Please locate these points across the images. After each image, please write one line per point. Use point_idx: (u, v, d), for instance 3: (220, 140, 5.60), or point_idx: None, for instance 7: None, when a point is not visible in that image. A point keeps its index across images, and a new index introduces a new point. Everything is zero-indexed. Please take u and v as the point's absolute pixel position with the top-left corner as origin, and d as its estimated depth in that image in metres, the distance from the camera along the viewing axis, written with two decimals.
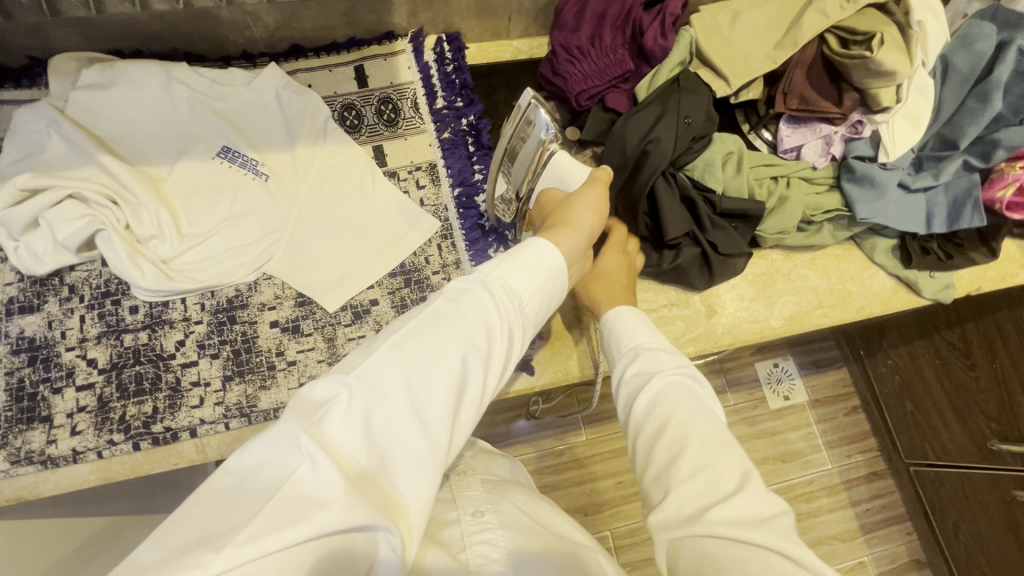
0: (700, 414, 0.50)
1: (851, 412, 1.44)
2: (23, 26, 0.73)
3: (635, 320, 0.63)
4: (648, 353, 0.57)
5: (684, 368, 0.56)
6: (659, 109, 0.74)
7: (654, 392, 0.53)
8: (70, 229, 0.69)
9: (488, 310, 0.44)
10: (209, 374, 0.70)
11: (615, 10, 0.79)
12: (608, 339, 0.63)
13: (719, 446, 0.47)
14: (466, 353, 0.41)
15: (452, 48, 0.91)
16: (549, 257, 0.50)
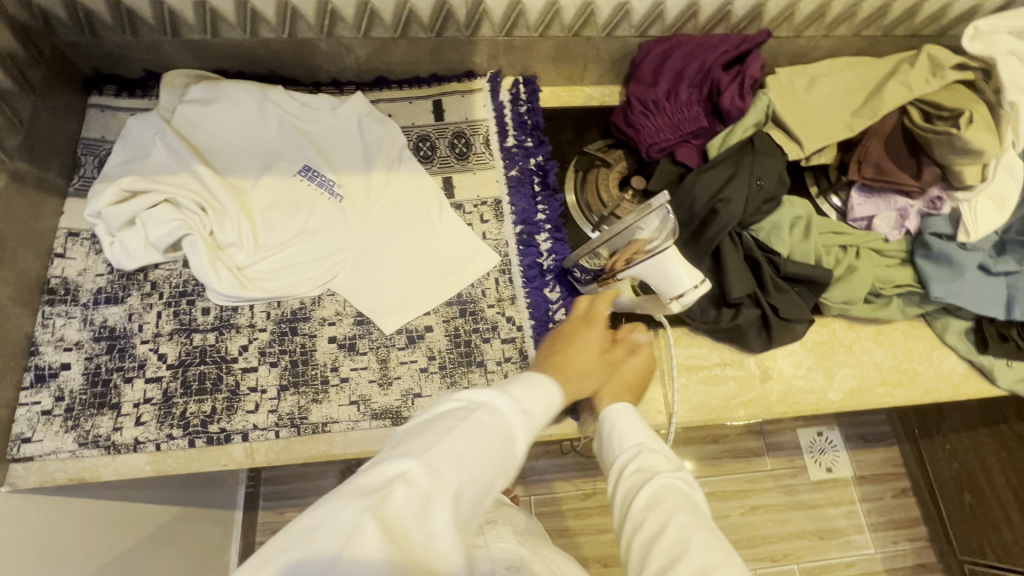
0: (702, 525, 0.50)
1: (899, 494, 1.35)
2: (146, 43, 0.81)
3: (631, 415, 0.62)
4: (649, 455, 0.57)
5: (680, 471, 0.56)
6: (731, 168, 0.74)
7: (653, 495, 0.53)
8: (161, 230, 0.74)
9: (520, 418, 0.47)
10: (267, 381, 0.73)
11: (694, 68, 0.80)
12: (604, 432, 0.62)
13: (724, 560, 0.46)
14: (500, 458, 0.44)
15: (527, 91, 0.94)
16: (553, 382, 0.54)
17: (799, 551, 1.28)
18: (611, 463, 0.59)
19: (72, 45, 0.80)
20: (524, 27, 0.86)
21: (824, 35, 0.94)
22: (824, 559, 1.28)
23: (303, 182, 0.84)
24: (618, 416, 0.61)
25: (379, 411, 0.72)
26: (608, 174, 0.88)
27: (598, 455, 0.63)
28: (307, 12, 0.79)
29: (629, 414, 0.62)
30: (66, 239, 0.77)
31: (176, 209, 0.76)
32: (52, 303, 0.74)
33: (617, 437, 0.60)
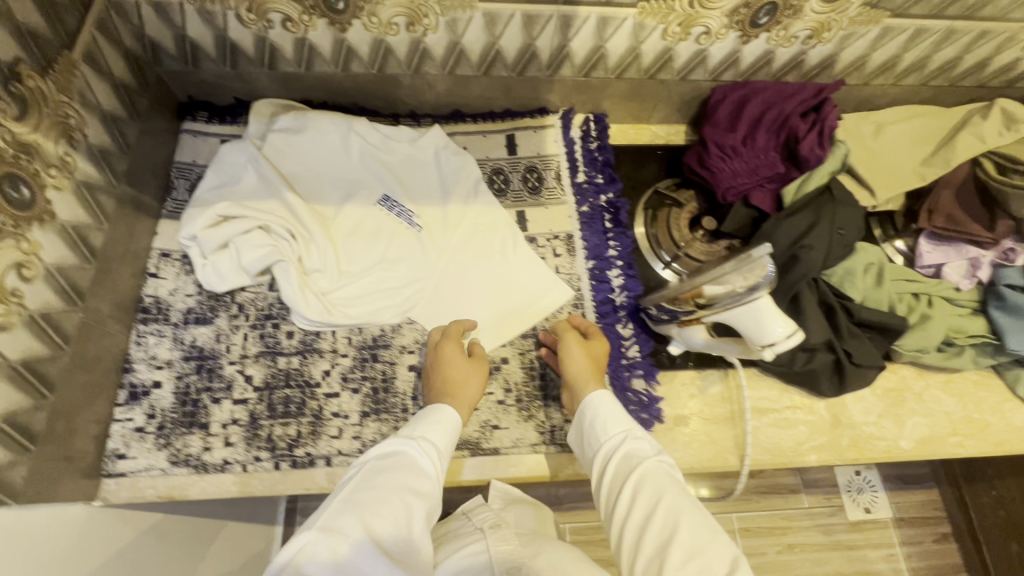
0: (686, 497, 0.58)
1: (939, 539, 1.33)
2: (243, 74, 0.85)
3: (614, 402, 0.69)
4: (634, 442, 0.65)
5: (662, 455, 0.64)
6: (813, 216, 0.76)
7: (641, 478, 0.60)
8: (254, 255, 0.77)
9: (411, 461, 0.59)
10: (349, 407, 0.74)
11: (772, 115, 0.81)
12: (587, 420, 0.68)
13: (705, 528, 0.55)
14: (409, 495, 0.56)
15: (598, 128, 0.96)
16: (450, 413, 0.67)
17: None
18: (595, 450, 0.67)
19: (173, 74, 0.84)
20: (603, 69, 0.88)
21: (894, 84, 0.95)
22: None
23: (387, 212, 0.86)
24: (602, 405, 0.68)
25: (459, 442, 0.74)
26: (679, 214, 0.90)
27: (581, 446, 0.70)
28: (400, 50, 0.82)
29: (609, 402, 0.69)
30: (159, 259, 0.80)
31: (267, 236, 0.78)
32: (145, 322, 0.76)
33: (602, 424, 0.67)
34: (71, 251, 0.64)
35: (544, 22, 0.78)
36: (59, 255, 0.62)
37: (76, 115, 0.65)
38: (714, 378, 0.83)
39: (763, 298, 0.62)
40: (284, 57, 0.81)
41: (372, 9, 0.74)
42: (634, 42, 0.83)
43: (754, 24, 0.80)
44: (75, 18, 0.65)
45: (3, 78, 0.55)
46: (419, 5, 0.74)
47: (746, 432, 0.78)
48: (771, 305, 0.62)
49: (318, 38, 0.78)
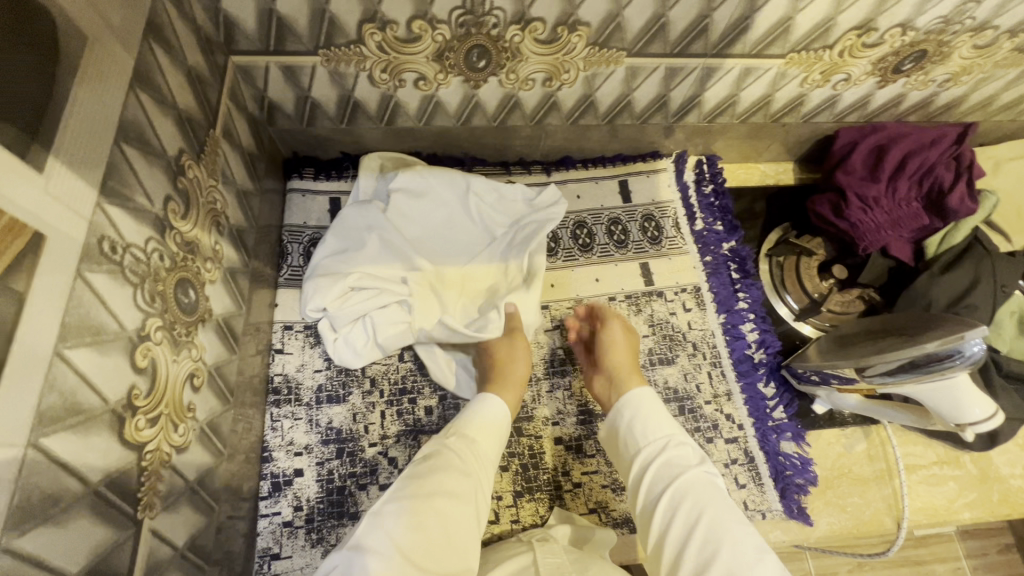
0: (732, 512, 0.53)
1: (1003, 550, 1.22)
2: (358, 131, 0.80)
3: (658, 404, 0.64)
4: (676, 449, 0.60)
5: (706, 465, 0.59)
6: (973, 272, 0.74)
7: (681, 490, 0.56)
8: (392, 332, 0.72)
9: (451, 455, 0.59)
10: (501, 486, 0.71)
11: (916, 164, 0.78)
12: (626, 422, 0.64)
13: (751, 545, 0.50)
14: (450, 492, 0.55)
15: (712, 172, 0.93)
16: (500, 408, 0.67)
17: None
18: (632, 455, 0.62)
19: (283, 132, 0.79)
20: (730, 114, 0.84)
21: (1014, 120, 0.93)
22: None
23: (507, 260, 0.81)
24: (642, 404, 0.63)
25: (619, 519, 0.71)
26: (809, 262, 0.87)
27: (613, 443, 0.65)
28: (529, 104, 0.77)
29: (654, 405, 0.64)
30: (283, 333, 0.76)
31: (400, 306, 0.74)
32: (278, 404, 0.72)
33: (642, 428, 0.62)
34: (223, 345, 0.60)
35: (685, 73, 0.74)
36: (216, 353, 0.58)
37: (220, 197, 0.61)
38: (858, 436, 0.80)
39: (960, 375, 0.59)
40: (405, 113, 0.77)
41: (513, 66, 0.70)
42: (770, 90, 0.80)
43: (897, 70, 0.77)
44: (215, 92, 0.60)
45: (172, 175, 0.50)
46: (562, 62, 0.70)
47: (903, 491, 0.76)
48: (968, 381, 0.60)
49: (447, 94, 0.74)
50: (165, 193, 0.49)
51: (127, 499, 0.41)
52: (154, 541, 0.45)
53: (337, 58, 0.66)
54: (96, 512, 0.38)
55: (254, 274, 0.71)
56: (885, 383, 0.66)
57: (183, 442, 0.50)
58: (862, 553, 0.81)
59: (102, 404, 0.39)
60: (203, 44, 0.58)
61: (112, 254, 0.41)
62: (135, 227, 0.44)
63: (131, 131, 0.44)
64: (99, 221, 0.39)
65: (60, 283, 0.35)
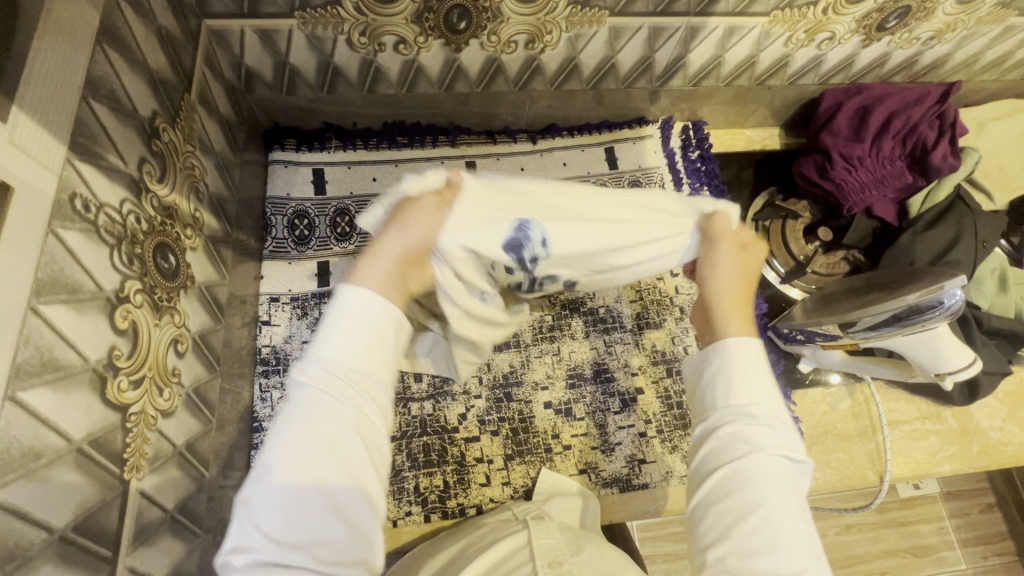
0: (797, 505, 0.40)
1: (986, 509, 1.25)
2: (339, 99, 0.78)
3: (759, 361, 0.44)
4: (761, 424, 0.42)
5: (792, 450, 0.42)
6: (954, 228, 0.75)
7: (748, 472, 0.40)
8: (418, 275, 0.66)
9: (314, 426, 0.35)
10: (491, 451, 0.72)
11: (899, 123, 0.79)
12: (706, 366, 0.46)
13: (811, 552, 0.38)
14: (330, 460, 0.34)
15: (699, 137, 0.92)
16: (367, 302, 0.39)
17: (895, 569, 1.18)
18: (702, 409, 0.45)
19: (262, 101, 0.77)
20: (715, 77, 0.84)
21: (996, 80, 0.93)
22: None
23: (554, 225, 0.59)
24: (738, 357, 0.44)
25: (609, 479, 0.72)
26: (795, 225, 0.88)
27: (689, 384, 0.47)
28: (512, 68, 0.76)
29: (756, 359, 0.44)
30: (269, 305, 0.75)
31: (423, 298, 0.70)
32: (266, 374, 0.72)
33: (726, 380, 0.44)
34: (207, 313, 0.60)
35: (670, 34, 0.74)
36: (199, 321, 0.58)
37: (198, 163, 0.60)
38: (843, 394, 0.82)
39: (940, 326, 0.61)
40: (387, 79, 0.76)
41: (494, 28, 0.69)
42: (754, 50, 0.79)
43: (881, 28, 0.77)
44: (188, 55, 0.59)
45: (146, 137, 0.49)
46: (544, 22, 0.69)
47: (885, 446, 0.77)
48: (948, 333, 0.62)
49: (429, 59, 0.73)
50: (139, 154, 0.48)
51: (112, 458, 0.41)
52: (142, 502, 0.45)
53: (314, 21, 0.65)
54: (81, 469, 0.38)
55: (237, 245, 0.70)
56: (868, 338, 0.66)
57: (168, 406, 0.50)
58: (844, 508, 0.83)
59: (81, 362, 0.39)
60: (174, 3, 0.56)
61: (86, 212, 0.40)
62: (108, 187, 0.43)
63: (99, 87, 0.43)
64: (70, 177, 0.39)
65: (30, 235, 0.34)
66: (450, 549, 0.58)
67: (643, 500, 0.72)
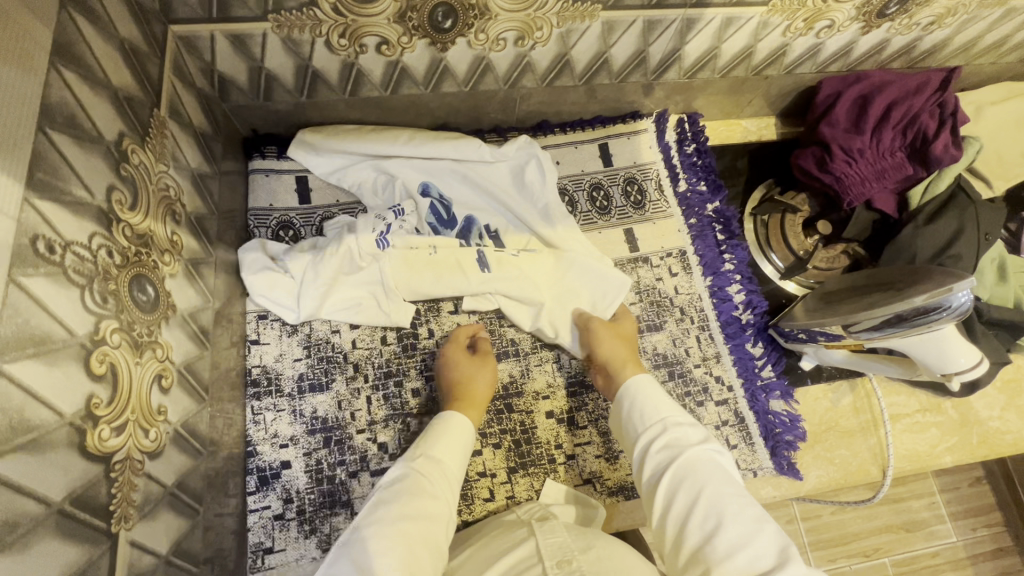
0: (726, 481, 0.51)
1: (975, 482, 1.28)
2: (319, 103, 0.74)
3: (657, 390, 0.61)
4: (677, 431, 0.55)
5: (709, 444, 0.55)
6: (957, 221, 0.74)
7: (682, 470, 0.52)
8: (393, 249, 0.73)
9: (425, 479, 0.55)
10: (494, 465, 0.70)
11: (900, 114, 0.77)
12: (625, 409, 0.60)
13: (755, 514, 0.48)
14: (427, 512, 0.52)
15: (694, 130, 0.90)
16: (461, 428, 0.62)
17: (888, 545, 1.20)
18: (633, 440, 0.58)
19: (238, 108, 0.73)
20: (711, 69, 0.81)
21: (994, 62, 0.91)
22: (910, 551, 1.20)
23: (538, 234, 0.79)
24: (641, 391, 0.60)
25: (614, 488, 0.71)
26: (794, 219, 0.87)
27: (618, 428, 0.61)
28: (501, 66, 0.73)
29: (650, 386, 0.61)
30: (257, 323, 0.72)
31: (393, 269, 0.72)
32: (258, 396, 0.69)
33: (640, 412, 0.59)
34: (191, 341, 0.57)
35: (664, 26, 0.71)
36: (183, 351, 0.55)
37: (173, 183, 0.56)
38: (844, 389, 0.81)
39: (947, 326, 0.60)
40: (369, 83, 0.72)
41: (481, 25, 0.65)
42: (752, 40, 0.76)
43: (881, 14, 0.74)
44: (155, 67, 0.55)
45: (114, 162, 0.46)
46: (534, 19, 0.66)
47: (888, 441, 0.77)
48: (954, 331, 0.61)
49: (413, 59, 0.69)
50: (108, 182, 0.45)
51: (97, 514, 0.39)
52: (133, 553, 0.43)
53: (290, 24, 0.61)
54: (62, 531, 0.36)
55: (220, 263, 0.67)
56: (875, 337, 0.65)
57: (155, 447, 0.47)
58: (846, 503, 0.83)
59: (56, 419, 0.36)
60: (136, 11, 0.52)
61: (50, 254, 0.37)
62: (74, 223, 0.40)
63: (58, 114, 0.39)
64: (30, 218, 0.36)
65: None
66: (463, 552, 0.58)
67: None
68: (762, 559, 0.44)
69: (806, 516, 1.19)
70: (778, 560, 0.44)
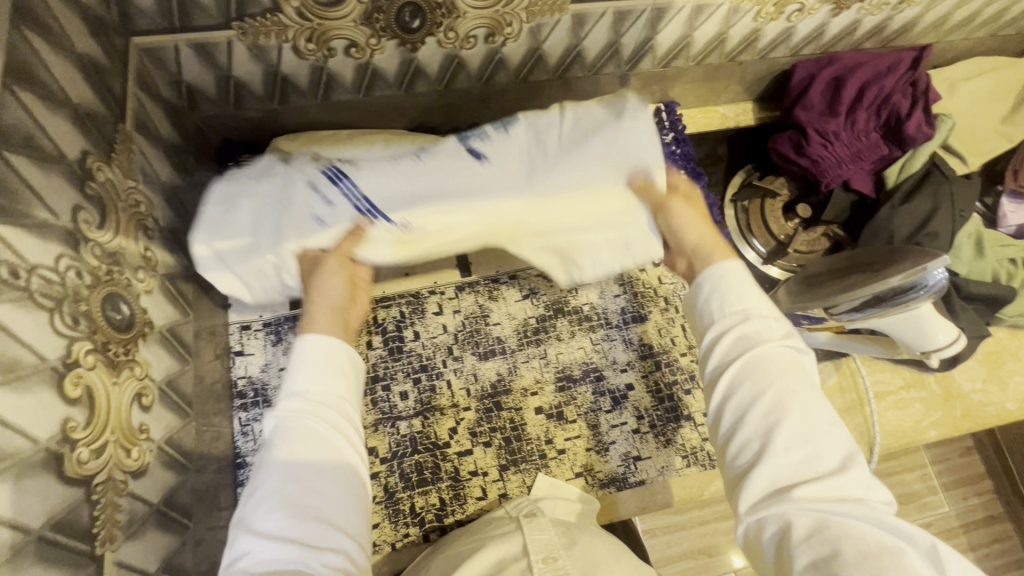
0: (805, 381, 0.47)
1: (965, 452, 1.30)
2: (292, 109, 0.74)
3: (744, 275, 0.53)
4: (761, 321, 0.50)
5: (790, 339, 0.50)
6: (932, 199, 0.74)
7: (753, 366, 0.48)
8: None
9: (306, 417, 0.47)
10: (486, 464, 0.71)
11: (873, 94, 0.77)
12: (700, 290, 0.54)
13: (825, 422, 0.46)
14: (332, 445, 0.47)
15: (672, 119, 0.89)
16: (334, 347, 0.52)
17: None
18: (705, 323, 0.52)
19: (209, 117, 0.72)
20: (685, 57, 0.81)
21: (965, 39, 0.92)
22: (903, 523, 1.22)
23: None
24: (729, 276, 0.52)
25: (605, 480, 0.72)
26: (774, 203, 0.87)
27: (687, 300, 0.55)
28: (473, 63, 0.72)
29: (742, 275, 0.53)
30: (240, 334, 0.70)
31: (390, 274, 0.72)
32: (245, 408, 0.67)
33: (721, 298, 0.52)
34: (171, 355, 0.56)
35: (635, 16, 0.70)
36: (164, 367, 0.54)
37: (144, 198, 0.55)
38: (829, 369, 0.82)
39: (924, 303, 0.60)
40: (341, 86, 0.71)
41: (450, 23, 0.65)
42: (723, 27, 0.76)
43: None
44: (117, 80, 0.54)
45: (78, 181, 0.45)
46: (503, 14, 0.65)
47: (873, 418, 0.78)
48: (934, 314, 0.61)
49: (384, 61, 0.68)
50: (73, 201, 0.44)
51: (80, 538, 0.39)
52: (120, 573, 0.43)
53: (254, 30, 0.60)
54: (44, 558, 0.36)
55: (199, 274, 0.66)
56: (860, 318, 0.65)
57: (138, 466, 0.47)
58: None
59: (30, 446, 0.36)
60: (93, 24, 0.51)
61: (14, 279, 0.37)
62: (39, 247, 0.39)
63: (14, 137, 0.39)
64: None
65: None
66: (455, 545, 0.56)
67: (640, 497, 0.72)
68: (824, 461, 0.44)
69: None
70: (841, 464, 0.44)
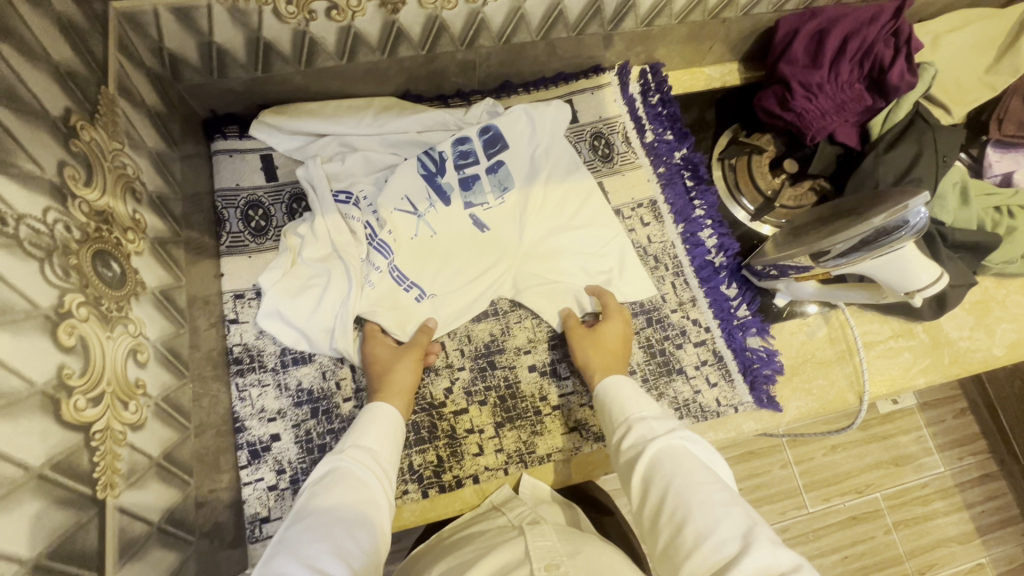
0: (696, 469, 0.51)
1: (959, 415, 1.32)
2: (276, 77, 0.74)
3: (626, 386, 0.63)
4: (644, 425, 0.57)
5: (677, 430, 0.56)
6: (915, 146, 0.75)
7: (651, 461, 0.53)
8: (394, 199, 0.74)
9: (357, 469, 0.54)
10: (481, 421, 0.72)
11: (855, 44, 0.78)
12: (603, 408, 0.63)
13: (721, 503, 0.48)
14: (370, 499, 0.52)
15: (657, 80, 0.90)
16: (387, 416, 0.61)
17: (880, 480, 1.23)
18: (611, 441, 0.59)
19: (193, 88, 0.72)
20: (668, 15, 0.81)
21: None
22: (900, 484, 1.24)
23: (515, 207, 0.78)
24: (618, 389, 0.62)
25: (600, 433, 0.73)
26: (760, 160, 0.87)
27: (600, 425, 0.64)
28: (456, 25, 0.72)
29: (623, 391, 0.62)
30: (234, 302, 0.72)
31: (395, 288, 0.74)
32: (242, 373, 0.69)
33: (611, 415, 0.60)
34: (165, 317, 0.57)
35: None
36: (158, 328, 0.55)
37: (130, 161, 0.56)
38: (819, 322, 0.83)
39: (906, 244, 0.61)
40: (324, 52, 0.71)
41: None
42: None
43: None
44: (98, 44, 0.54)
45: (62, 138, 0.45)
46: None
47: (863, 366, 0.79)
48: (915, 250, 0.62)
49: (365, 23, 0.68)
50: (59, 158, 0.44)
51: (80, 480, 0.40)
52: (123, 518, 0.44)
53: None
54: (45, 494, 0.37)
55: (192, 243, 0.67)
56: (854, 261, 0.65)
57: (137, 419, 0.48)
58: (825, 432, 0.86)
59: (27, 387, 0.37)
60: None
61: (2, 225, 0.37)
62: (25, 196, 0.40)
63: None
64: None
65: None
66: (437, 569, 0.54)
67: None
68: (727, 546, 0.45)
69: (798, 459, 1.23)
70: (741, 545, 0.45)
